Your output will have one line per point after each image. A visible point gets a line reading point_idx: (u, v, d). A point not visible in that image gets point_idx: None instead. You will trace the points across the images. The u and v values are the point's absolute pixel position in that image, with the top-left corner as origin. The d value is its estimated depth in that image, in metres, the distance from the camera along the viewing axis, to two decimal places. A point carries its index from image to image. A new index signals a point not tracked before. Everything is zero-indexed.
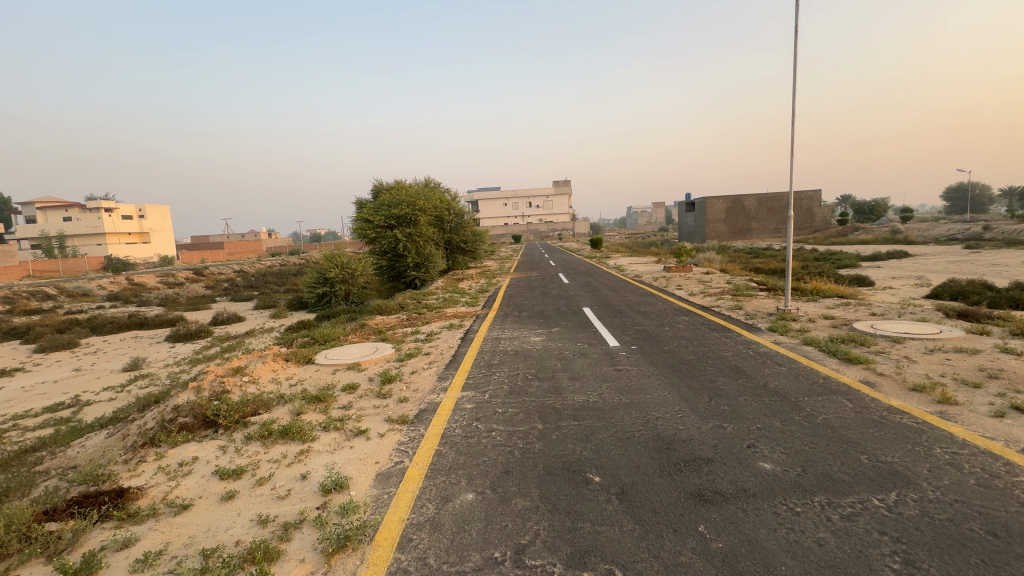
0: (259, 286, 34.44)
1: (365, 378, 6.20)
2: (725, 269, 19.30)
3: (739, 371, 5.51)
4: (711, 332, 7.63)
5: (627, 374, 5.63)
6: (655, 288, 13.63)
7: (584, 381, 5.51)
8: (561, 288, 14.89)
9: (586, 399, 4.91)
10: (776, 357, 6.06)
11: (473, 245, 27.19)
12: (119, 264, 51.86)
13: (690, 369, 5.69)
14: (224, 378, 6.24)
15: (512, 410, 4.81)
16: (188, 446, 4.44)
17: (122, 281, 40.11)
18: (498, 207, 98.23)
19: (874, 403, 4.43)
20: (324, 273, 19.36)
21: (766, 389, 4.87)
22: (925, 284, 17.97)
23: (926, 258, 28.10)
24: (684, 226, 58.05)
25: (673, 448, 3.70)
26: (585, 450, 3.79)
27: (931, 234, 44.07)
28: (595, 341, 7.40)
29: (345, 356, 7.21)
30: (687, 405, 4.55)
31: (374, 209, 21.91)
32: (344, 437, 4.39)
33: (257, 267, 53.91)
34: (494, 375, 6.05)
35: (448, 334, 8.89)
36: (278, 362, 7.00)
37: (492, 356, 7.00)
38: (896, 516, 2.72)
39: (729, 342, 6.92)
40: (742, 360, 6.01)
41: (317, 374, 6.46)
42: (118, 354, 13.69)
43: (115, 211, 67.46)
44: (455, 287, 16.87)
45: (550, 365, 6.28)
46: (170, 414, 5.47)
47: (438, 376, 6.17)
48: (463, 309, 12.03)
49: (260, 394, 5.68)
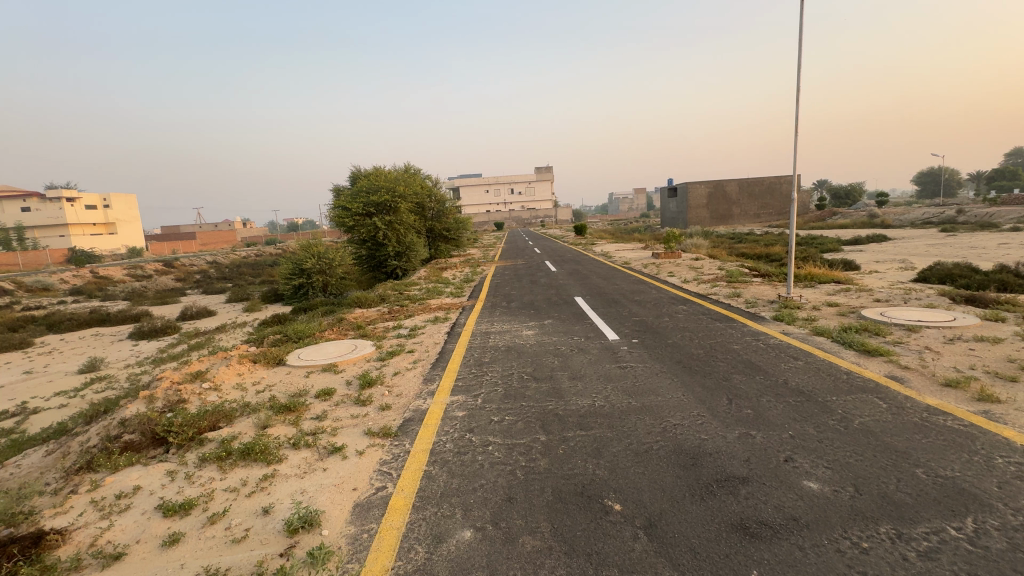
0: (233, 278, 33.06)
1: (341, 382, 5.55)
2: (714, 255, 19.02)
3: (754, 368, 5.05)
4: (714, 322, 7.18)
5: (633, 372, 5.12)
6: (647, 275, 13.20)
7: (587, 381, 5.01)
8: (550, 277, 14.38)
9: (592, 403, 4.40)
10: (790, 351, 5.62)
11: (455, 233, 26.52)
12: (83, 256, 49.41)
13: (700, 365, 5.21)
14: (181, 385, 5.53)
15: (509, 418, 4.25)
16: (131, 472, 3.78)
17: (86, 275, 38.13)
18: (480, 194, 96.98)
19: (909, 403, 4.00)
20: (300, 264, 18.49)
21: (788, 388, 4.44)
22: (910, 268, 18.02)
23: (905, 241, 28.49)
24: (666, 212, 58.06)
25: (700, 464, 3.20)
26: (599, 468, 3.26)
27: (907, 218, 44.83)
28: (593, 334, 6.87)
29: (321, 356, 6.53)
30: (705, 408, 4.08)
31: (352, 196, 20.94)
32: (316, 456, 3.78)
33: (231, 258, 51.97)
34: (486, 375, 5.49)
35: (434, 329, 8.28)
36: (244, 365, 6.29)
37: (482, 353, 6.43)
38: (984, 553, 2.26)
39: (735, 334, 6.46)
40: (754, 354, 5.56)
41: (288, 378, 5.80)
42: (75, 355, 12.68)
43: (78, 201, 64.43)
44: (439, 276, 16.18)
45: (547, 363, 5.74)
46: (117, 430, 4.77)
47: (423, 378, 5.57)
48: (448, 300, 11.42)
49: (221, 405, 4.99)
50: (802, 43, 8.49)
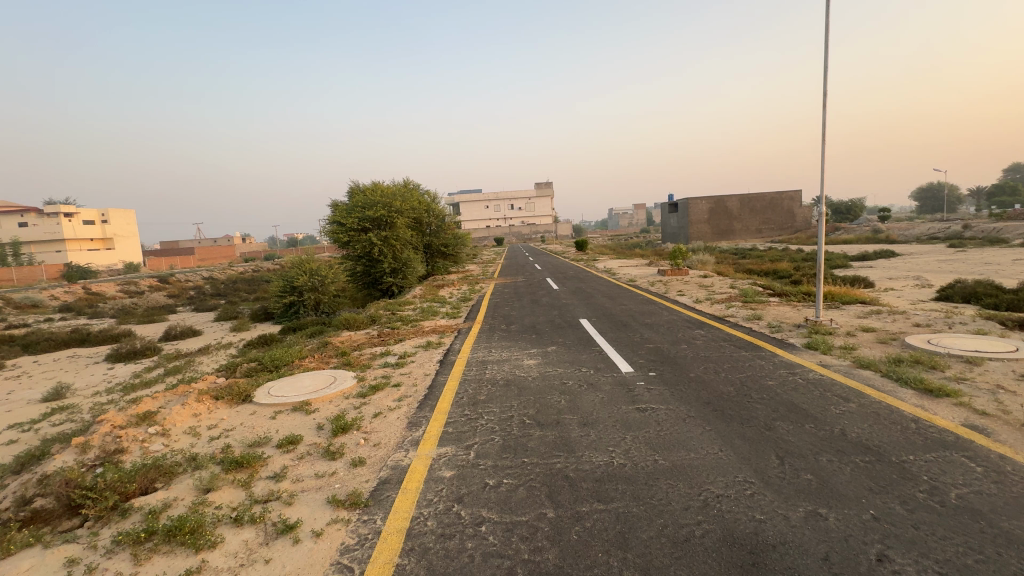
0: (226, 295, 32.27)
1: (311, 427, 4.72)
2: (722, 272, 18.20)
3: (800, 412, 4.23)
4: (739, 351, 6.36)
5: (655, 417, 4.30)
6: (655, 294, 12.41)
7: (600, 427, 4.21)
8: (552, 295, 13.62)
9: (609, 461, 3.57)
10: (836, 389, 4.80)
11: (454, 248, 25.84)
12: (78, 272, 48.76)
13: (734, 409, 4.38)
14: (122, 431, 4.70)
15: (508, 482, 3.42)
16: (23, 560, 2.95)
17: (78, 291, 37.43)
18: (479, 209, 96.75)
19: (1011, 465, 3.17)
20: (291, 281, 17.74)
21: (849, 442, 3.63)
22: (927, 285, 17.20)
23: (915, 257, 27.78)
24: (667, 227, 57.47)
25: (764, 564, 2.39)
26: (627, 568, 2.43)
27: (913, 233, 44.09)
28: (604, 366, 6.04)
29: (293, 393, 5.70)
30: (752, 472, 3.26)
31: (346, 211, 20.22)
32: (260, 539, 2.95)
33: (227, 273, 51.17)
34: (481, 419, 4.66)
35: (425, 356, 7.46)
36: (204, 403, 5.46)
37: (477, 388, 5.60)
38: None
39: (766, 367, 5.63)
40: (795, 393, 4.74)
41: (251, 420, 4.97)
42: (44, 380, 11.84)
43: (77, 216, 64.02)
44: (435, 295, 15.38)
45: (553, 403, 4.92)
46: (31, 491, 3.93)
47: (407, 422, 4.72)
48: (444, 321, 10.62)
49: (162, 459, 4.15)
50: (828, 44, 7.79)
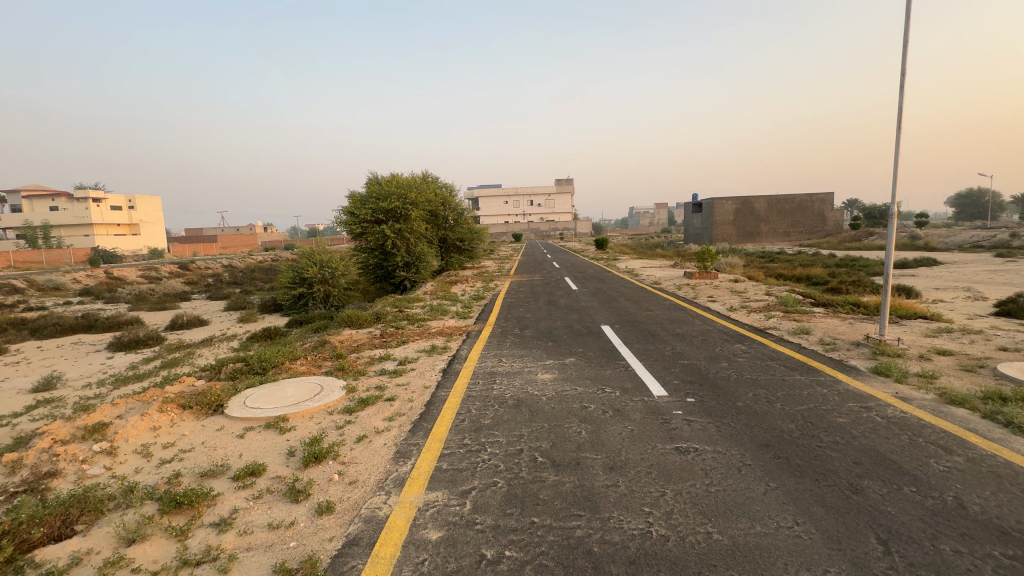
0: (241, 283, 32.15)
1: (281, 452, 3.95)
2: (753, 277, 17.03)
3: (890, 468, 3.29)
4: (793, 375, 5.37)
5: (702, 464, 3.41)
6: (683, 299, 11.42)
7: (633, 475, 3.34)
8: (570, 296, 12.70)
9: (646, 531, 2.69)
10: (931, 434, 3.81)
11: (470, 243, 25.08)
12: (104, 257, 49.73)
13: (802, 457, 3.46)
14: (60, 449, 3.99)
15: (512, 556, 2.56)
16: None
17: (100, 275, 37.87)
18: (498, 204, 95.95)
19: None
20: (300, 273, 17.21)
21: (974, 522, 2.68)
22: (979, 298, 15.80)
23: (960, 266, 25.99)
24: (690, 227, 55.78)
25: None
26: None
27: (954, 241, 41.64)
28: (632, 386, 5.14)
29: (271, 404, 4.94)
30: (848, 565, 2.36)
31: (360, 201, 19.57)
32: None
33: (246, 262, 51.57)
34: (483, 453, 3.82)
35: (427, 364, 6.65)
36: (169, 412, 4.76)
37: (482, 409, 4.75)
38: None
39: (829, 398, 4.65)
40: (875, 438, 3.78)
41: (215, 439, 4.24)
42: (41, 368, 11.47)
43: (104, 202, 65.25)
44: (447, 292, 14.62)
45: (572, 434, 4.06)
46: None
47: (393, 452, 3.90)
48: (453, 322, 9.81)
49: (94, 488, 3.42)
50: (910, 15, 6.58)
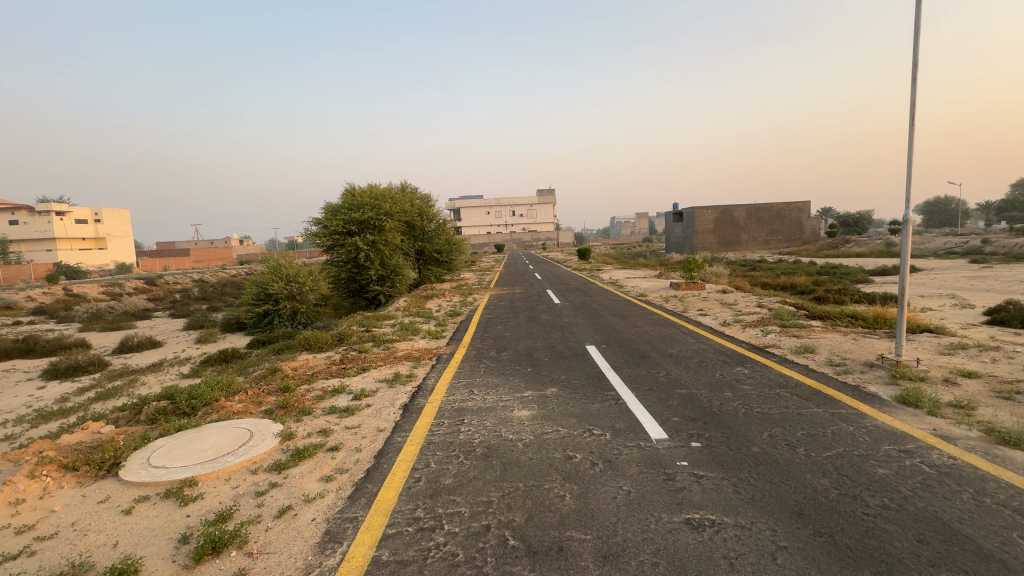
0: (209, 300, 30.53)
1: (171, 538, 2.98)
2: (740, 287, 16.52)
3: (971, 551, 2.50)
4: (811, 408, 4.60)
5: (725, 550, 2.57)
6: (673, 313, 10.69)
7: (635, 568, 2.48)
8: (553, 311, 11.89)
9: None
10: (1000, 494, 3.03)
11: (449, 255, 24.15)
12: (65, 272, 47.23)
13: (854, 536, 2.65)
14: None
15: None
16: None
17: (57, 292, 35.67)
18: (480, 215, 95.23)
19: None
20: (265, 288, 16.03)
21: None
22: (966, 306, 15.50)
23: (939, 273, 26.01)
24: (671, 236, 55.83)
25: None
26: None
27: (928, 248, 42.21)
28: (627, 427, 4.30)
29: (181, 462, 3.96)
30: None
31: (332, 212, 18.54)
32: None
33: (217, 276, 49.44)
34: (437, 534, 2.91)
35: (385, 397, 5.70)
36: (44, 477, 3.74)
37: (443, 464, 3.84)
38: None
39: (859, 439, 3.90)
40: (932, 499, 3.01)
41: (92, 518, 3.24)
42: None
43: (68, 216, 62.43)
44: (421, 307, 13.65)
45: (554, 500, 3.19)
46: None
47: (321, 536, 2.96)
48: (423, 343, 8.86)
49: None
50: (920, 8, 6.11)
